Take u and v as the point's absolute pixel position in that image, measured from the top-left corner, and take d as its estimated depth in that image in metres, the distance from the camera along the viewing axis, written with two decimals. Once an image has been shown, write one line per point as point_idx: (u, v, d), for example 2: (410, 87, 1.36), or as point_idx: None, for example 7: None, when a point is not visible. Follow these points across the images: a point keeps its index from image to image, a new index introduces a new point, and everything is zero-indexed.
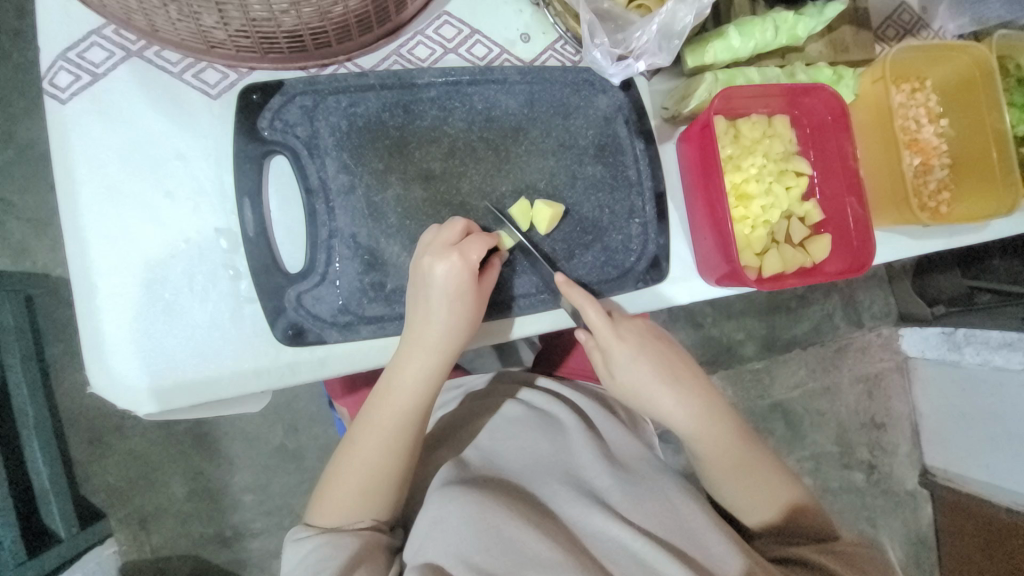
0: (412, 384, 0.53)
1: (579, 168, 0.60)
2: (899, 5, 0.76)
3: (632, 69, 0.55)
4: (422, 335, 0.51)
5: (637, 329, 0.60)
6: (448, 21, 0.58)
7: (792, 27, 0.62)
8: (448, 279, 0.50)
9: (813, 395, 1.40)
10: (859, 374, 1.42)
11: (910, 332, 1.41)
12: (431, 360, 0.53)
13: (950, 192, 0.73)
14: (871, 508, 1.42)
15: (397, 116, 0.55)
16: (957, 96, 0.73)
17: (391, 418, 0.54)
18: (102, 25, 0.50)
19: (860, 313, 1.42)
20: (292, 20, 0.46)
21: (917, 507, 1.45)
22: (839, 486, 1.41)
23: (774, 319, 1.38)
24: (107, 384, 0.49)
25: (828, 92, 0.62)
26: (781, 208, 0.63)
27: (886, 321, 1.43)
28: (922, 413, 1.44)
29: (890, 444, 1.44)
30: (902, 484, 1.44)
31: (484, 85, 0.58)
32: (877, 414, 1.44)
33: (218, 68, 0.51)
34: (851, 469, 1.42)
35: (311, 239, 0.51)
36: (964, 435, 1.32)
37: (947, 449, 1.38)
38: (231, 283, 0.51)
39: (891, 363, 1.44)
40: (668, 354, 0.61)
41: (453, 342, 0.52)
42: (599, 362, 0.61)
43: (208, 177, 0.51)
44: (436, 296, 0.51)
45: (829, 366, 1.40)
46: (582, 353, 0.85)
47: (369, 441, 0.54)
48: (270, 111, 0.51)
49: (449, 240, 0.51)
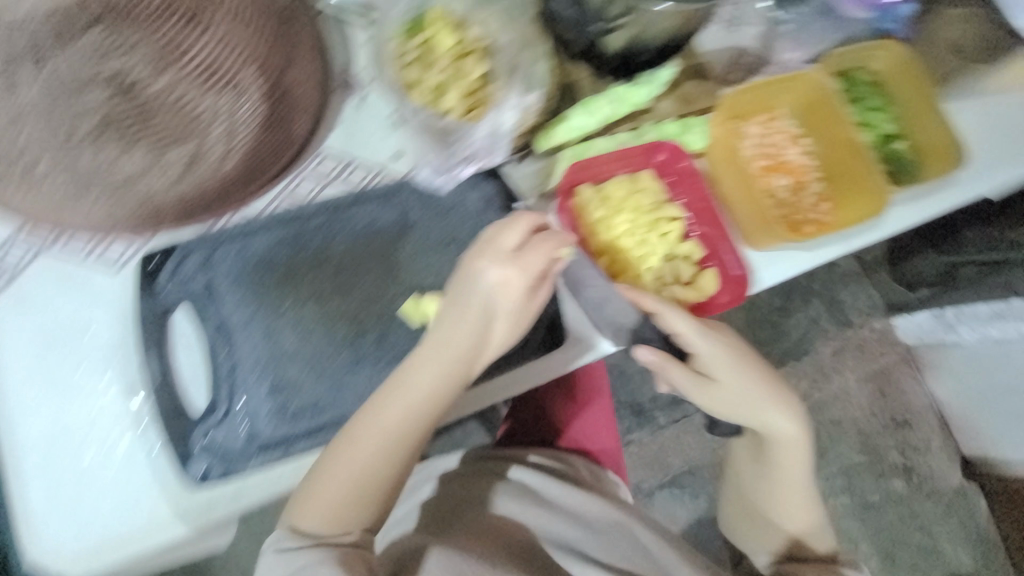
0: (433, 388, 0.55)
1: (463, 259, 0.65)
2: (738, 51, 0.84)
3: (456, 176, 0.65)
4: (450, 339, 0.56)
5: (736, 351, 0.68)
6: (326, 155, 0.66)
7: (630, 96, 0.70)
8: (499, 285, 0.55)
9: (823, 405, 1.43)
10: (865, 371, 1.45)
11: (904, 320, 1.43)
12: (451, 369, 0.56)
13: (830, 202, 0.77)
14: (920, 514, 1.44)
15: (286, 249, 0.61)
16: (811, 115, 0.78)
17: (389, 427, 0.54)
18: (14, 232, 0.57)
19: (846, 310, 1.47)
20: (184, 188, 0.57)
21: (970, 504, 1.44)
22: (880, 498, 1.44)
23: (758, 335, 1.43)
24: (38, 555, 0.52)
25: (669, 146, 0.70)
26: (659, 253, 0.68)
27: (876, 314, 1.47)
28: (942, 401, 1.44)
29: (919, 441, 1.45)
30: (946, 481, 1.45)
31: (363, 205, 0.65)
32: (895, 411, 1.46)
33: (123, 242, 0.58)
34: (886, 476, 1.44)
35: (214, 379, 0.56)
36: (983, 415, 1.31)
37: (977, 435, 1.37)
38: (142, 437, 0.54)
39: (895, 355, 1.47)
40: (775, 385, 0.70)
41: (463, 350, 0.56)
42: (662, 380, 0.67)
43: (115, 344, 0.56)
44: (487, 300, 0.55)
45: (830, 372, 1.44)
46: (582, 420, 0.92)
47: (359, 455, 0.54)
48: (167, 272, 0.58)
49: (509, 246, 0.56)
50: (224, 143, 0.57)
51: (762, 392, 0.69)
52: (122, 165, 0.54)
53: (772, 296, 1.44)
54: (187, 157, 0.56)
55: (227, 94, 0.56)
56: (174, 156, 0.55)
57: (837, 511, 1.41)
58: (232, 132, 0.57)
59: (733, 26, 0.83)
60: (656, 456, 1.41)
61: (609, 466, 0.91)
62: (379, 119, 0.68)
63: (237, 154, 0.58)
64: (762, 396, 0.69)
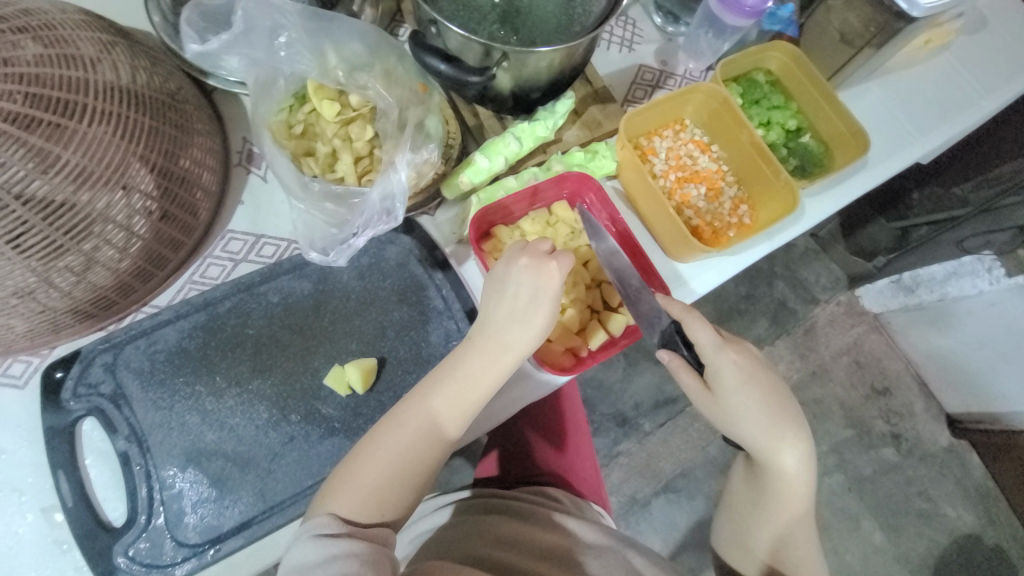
0: (484, 381, 0.56)
1: (387, 317, 0.65)
2: (637, 69, 0.86)
3: (353, 246, 0.60)
4: (517, 327, 0.57)
5: (746, 357, 0.63)
6: (233, 236, 0.66)
7: (532, 132, 0.70)
8: (559, 274, 0.57)
9: (803, 385, 1.44)
10: (839, 347, 1.47)
11: (867, 289, 1.46)
12: (509, 360, 0.56)
13: (748, 203, 0.79)
14: (916, 480, 1.43)
15: (197, 338, 0.59)
16: (715, 123, 0.80)
17: (431, 419, 0.55)
18: None
19: (810, 289, 1.48)
20: (84, 289, 0.54)
21: (963, 461, 1.45)
22: (875, 468, 1.42)
23: (730, 326, 1.43)
24: None
25: (574, 175, 0.70)
26: (583, 283, 0.68)
27: (840, 288, 1.49)
28: (918, 363, 1.46)
29: (903, 406, 1.47)
30: (935, 442, 1.46)
31: (276, 279, 0.63)
32: (875, 380, 1.47)
33: (21, 359, 0.56)
34: (876, 446, 1.43)
35: (130, 489, 0.53)
36: (960, 371, 1.35)
37: (961, 393, 1.39)
38: (66, 557, 0.52)
39: (864, 325, 1.49)
40: (780, 404, 0.64)
41: (527, 345, 0.57)
42: (690, 382, 0.64)
43: (26, 465, 0.54)
44: (527, 291, 0.57)
45: (806, 351, 1.45)
46: (575, 452, 0.91)
47: (396, 443, 0.54)
48: (71, 381, 0.55)
49: (543, 248, 0.58)
50: (121, 239, 0.54)
51: (761, 407, 0.62)
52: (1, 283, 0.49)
53: (737, 285, 1.46)
54: (81, 261, 0.52)
55: (122, 194, 0.53)
56: (67, 264, 0.52)
57: (834, 491, 1.40)
58: (130, 227, 0.54)
59: (631, 46, 0.87)
60: (647, 464, 1.39)
61: (595, 501, 0.86)
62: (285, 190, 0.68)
63: (137, 246, 0.56)
64: (765, 408, 0.62)
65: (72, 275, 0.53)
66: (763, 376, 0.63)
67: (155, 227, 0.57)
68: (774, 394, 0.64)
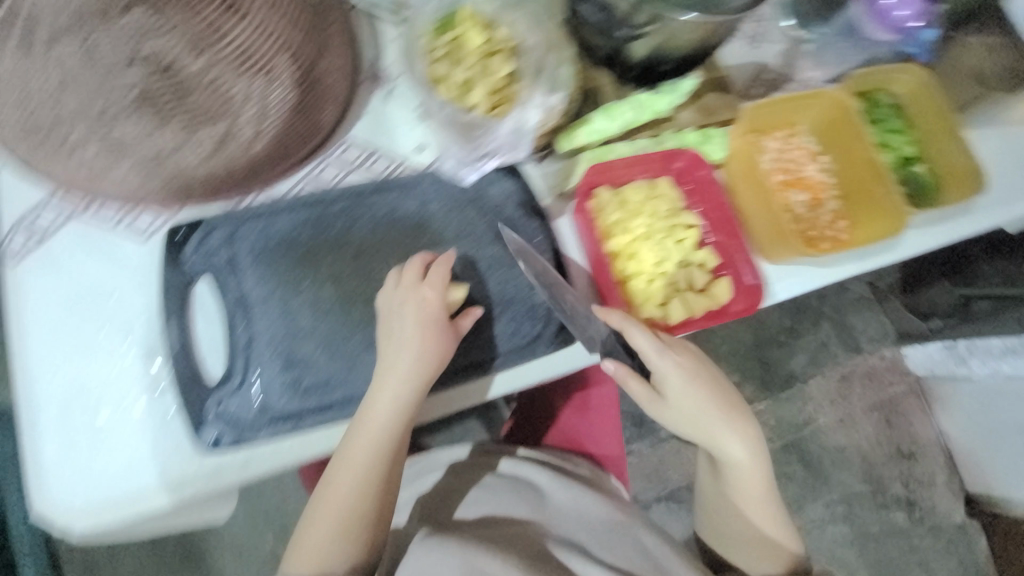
0: (385, 416, 0.58)
1: (480, 252, 0.66)
2: (762, 65, 0.85)
3: (483, 168, 0.66)
4: (393, 365, 0.58)
5: (689, 361, 0.68)
6: (350, 144, 0.68)
7: (653, 104, 0.70)
8: (419, 312, 0.59)
9: (828, 429, 1.41)
10: (873, 400, 1.42)
11: (914, 350, 1.40)
12: (405, 393, 0.58)
13: (847, 220, 0.78)
14: (919, 549, 1.40)
15: (308, 230, 0.63)
16: (831, 135, 0.79)
17: (360, 458, 0.59)
18: (47, 197, 0.59)
19: (856, 337, 1.44)
20: (211, 166, 0.56)
21: (970, 541, 1.41)
22: (881, 529, 1.40)
23: (767, 355, 1.41)
24: (45, 510, 0.54)
25: (688, 155, 0.71)
26: (674, 259, 0.68)
27: (886, 342, 1.44)
28: (949, 434, 1.41)
29: (925, 474, 1.42)
30: (949, 517, 1.42)
31: (385, 193, 0.66)
32: (901, 442, 1.42)
33: (150, 214, 0.60)
34: (889, 507, 1.41)
35: (231, 349, 0.57)
36: (992, 452, 1.28)
37: (982, 472, 1.34)
38: (158, 401, 0.56)
39: (904, 385, 1.44)
40: (724, 399, 0.71)
41: (419, 375, 0.59)
42: (641, 393, 0.68)
43: (136, 310, 0.58)
44: (394, 338, 0.59)
45: (836, 398, 1.41)
46: (600, 424, 0.91)
47: (338, 487, 0.60)
48: (192, 244, 0.59)
49: (414, 278, 0.60)
50: (253, 126, 0.56)
51: (704, 407, 0.69)
52: (149, 140, 0.53)
53: (782, 316, 1.42)
54: (218, 136, 0.55)
55: (263, 82, 0.54)
56: (202, 137, 0.54)
57: (835, 539, 1.38)
58: (259, 116, 0.56)
59: (756, 41, 0.84)
60: (655, 469, 1.39)
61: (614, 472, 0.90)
62: (404, 112, 0.70)
63: (264, 136, 0.57)
64: (708, 406, 0.70)
65: (207, 149, 0.55)
66: (707, 376, 0.70)
67: (287, 118, 0.58)
68: (717, 396, 0.70)
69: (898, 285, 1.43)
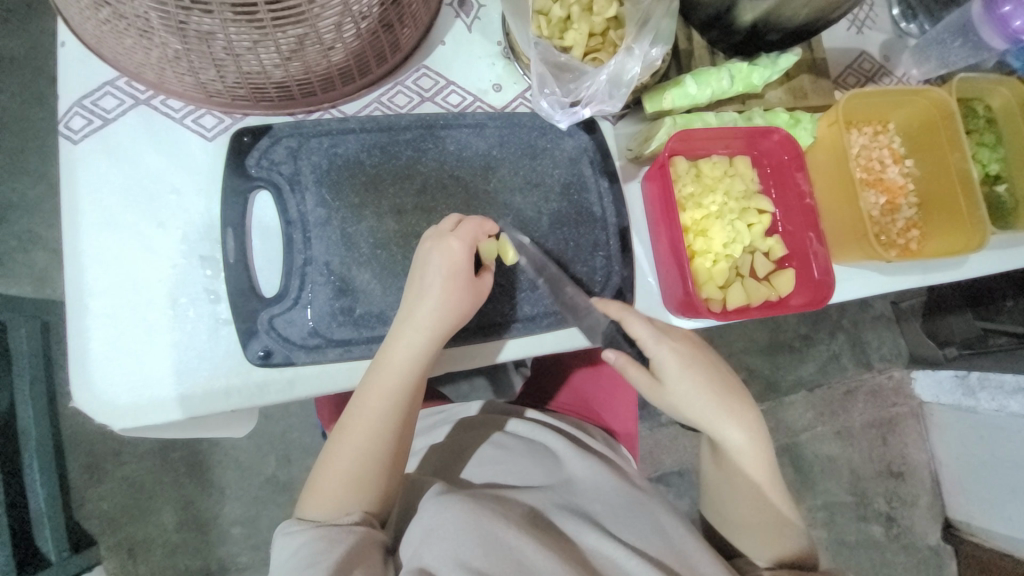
0: (407, 365, 0.55)
1: (545, 205, 0.64)
2: (859, 55, 0.80)
3: (578, 115, 0.61)
4: (414, 318, 0.55)
5: (687, 344, 0.62)
6: (426, 72, 0.64)
7: (748, 76, 0.65)
8: (443, 262, 0.55)
9: (823, 439, 1.34)
10: (872, 418, 1.36)
11: (923, 375, 1.36)
12: (427, 343, 0.55)
13: (919, 230, 0.75)
14: (890, 564, 1.33)
15: (374, 155, 0.60)
16: (920, 139, 0.75)
17: (384, 403, 0.55)
18: (116, 78, 0.57)
19: (867, 353, 1.37)
20: (281, 72, 0.52)
21: (940, 564, 1.35)
22: (857, 539, 1.33)
23: (777, 359, 1.34)
24: (86, 399, 0.53)
25: (782, 133, 0.65)
26: (743, 243, 0.65)
27: (897, 363, 1.38)
28: (940, 461, 1.36)
29: (908, 494, 1.36)
30: (923, 538, 1.36)
31: (457, 128, 0.62)
32: (892, 461, 1.36)
33: (214, 114, 0.58)
34: (868, 520, 1.34)
35: (287, 268, 0.56)
36: (983, 484, 1.25)
37: (970, 502, 1.29)
38: (211, 306, 0.55)
39: (906, 407, 1.38)
40: (723, 385, 0.63)
41: (446, 323, 0.55)
42: (642, 380, 0.62)
43: (198, 212, 0.57)
44: (427, 279, 0.55)
45: (838, 410, 1.34)
46: (615, 390, 0.86)
47: (354, 437, 0.55)
48: (257, 151, 0.57)
49: (444, 229, 0.56)
50: (333, 39, 0.51)
51: (701, 390, 0.62)
52: (214, 35, 0.46)
53: (800, 321, 1.34)
54: (293, 42, 0.48)
55: None
56: (277, 44, 0.48)
57: None
58: (341, 28, 0.50)
59: (861, 27, 0.80)
60: None
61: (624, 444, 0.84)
62: (485, 47, 0.66)
63: (342, 49, 0.53)
64: (709, 388, 0.62)
65: (280, 53, 0.49)
66: (705, 357, 0.62)
67: (369, 33, 0.53)
68: (717, 378, 0.63)
69: (919, 309, 1.34)
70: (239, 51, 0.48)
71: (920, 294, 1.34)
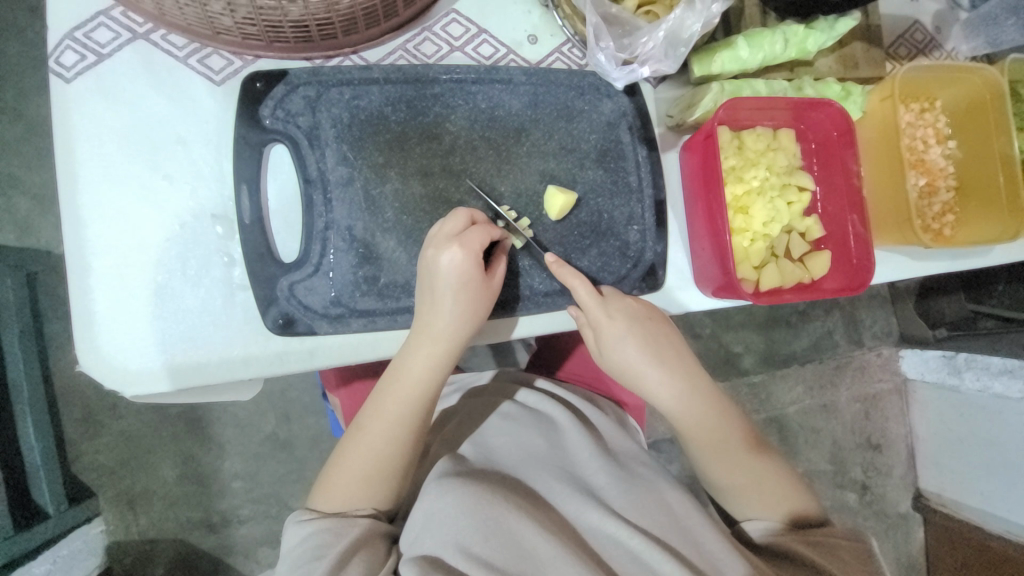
0: (418, 371, 0.54)
1: (579, 172, 0.60)
2: (912, 24, 0.75)
3: (637, 74, 0.54)
4: (429, 324, 0.53)
5: (631, 310, 0.59)
6: (456, 18, 0.58)
7: (803, 41, 0.61)
8: (454, 268, 0.51)
9: (812, 413, 1.37)
10: (858, 393, 1.39)
11: (911, 354, 1.38)
12: (439, 348, 0.54)
13: (955, 214, 0.72)
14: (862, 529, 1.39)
15: (400, 111, 0.55)
16: (966, 119, 0.72)
17: (396, 406, 0.55)
18: (110, 7, 0.51)
19: (861, 332, 1.39)
20: (299, 9, 0.46)
21: (908, 530, 1.42)
22: (833, 505, 1.38)
23: (774, 334, 1.34)
24: (94, 364, 0.50)
25: (833, 107, 0.61)
26: (782, 222, 0.62)
27: (887, 342, 1.40)
28: (918, 436, 1.41)
29: (884, 466, 1.41)
30: (895, 506, 1.42)
31: (489, 84, 0.57)
32: (873, 434, 1.41)
33: (223, 55, 0.52)
34: (844, 489, 1.39)
35: (307, 231, 0.53)
36: (959, 459, 1.30)
37: (943, 474, 1.34)
38: (225, 270, 0.52)
39: (890, 385, 1.41)
40: (662, 351, 0.61)
41: (459, 332, 0.53)
42: (592, 341, 0.61)
43: (207, 164, 0.52)
44: (441, 285, 0.52)
45: (828, 385, 1.37)
46: None
47: (368, 439, 0.55)
48: (272, 100, 0.52)
49: (454, 231, 0.52)
50: None
51: (641, 360, 0.60)
52: None
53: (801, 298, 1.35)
54: None
55: None
56: None
57: None
58: None
59: None
60: None
61: (633, 416, 0.83)
62: None
63: None
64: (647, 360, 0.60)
65: None
66: (647, 326, 0.60)
67: None
68: (658, 344, 0.61)
69: (914, 289, 1.33)
70: None
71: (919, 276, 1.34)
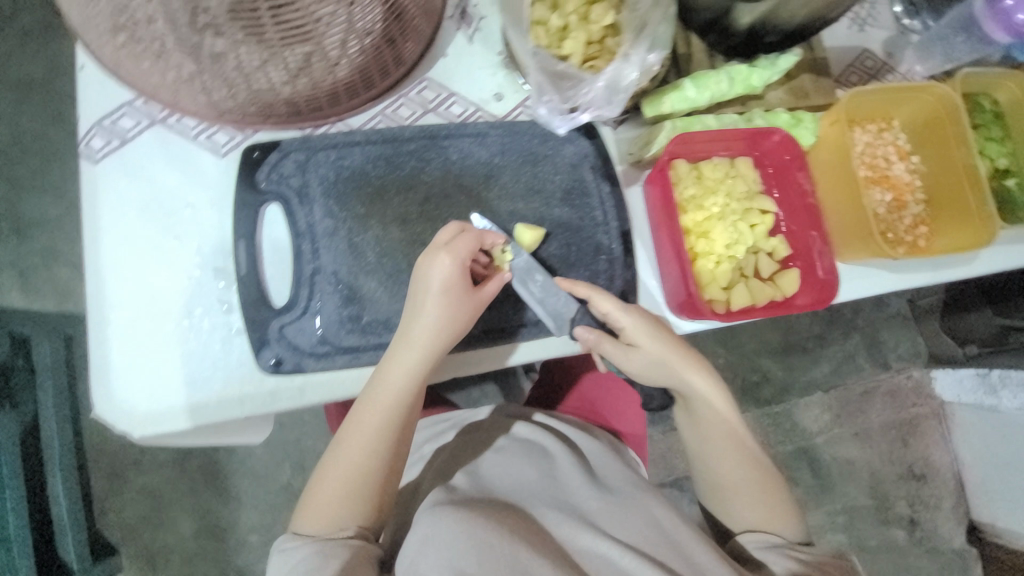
0: (401, 381, 0.56)
1: (547, 211, 0.65)
2: (862, 52, 0.79)
3: (578, 120, 0.62)
4: (413, 333, 0.56)
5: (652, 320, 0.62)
6: (428, 84, 0.66)
7: (747, 78, 0.66)
8: (440, 278, 0.55)
9: (839, 441, 1.31)
10: (890, 419, 1.33)
11: (943, 375, 1.32)
12: (419, 358, 0.56)
13: (928, 225, 0.74)
14: (914, 569, 1.29)
15: (379, 167, 0.62)
16: (926, 134, 0.75)
17: (378, 416, 0.56)
18: (133, 99, 0.60)
19: (885, 354, 1.35)
20: (290, 91, 0.53)
21: (967, 569, 1.30)
22: (879, 543, 1.29)
23: (790, 360, 1.32)
24: (108, 409, 0.55)
25: (782, 134, 0.65)
26: (746, 244, 0.65)
27: (915, 363, 1.35)
28: (964, 463, 1.32)
29: (931, 497, 1.32)
30: (948, 541, 1.31)
31: (459, 138, 0.64)
32: (913, 463, 1.33)
33: (226, 131, 0.61)
34: (890, 524, 1.30)
35: (298, 278, 0.58)
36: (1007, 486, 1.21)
37: (993, 503, 1.25)
38: (224, 317, 0.58)
39: (926, 408, 1.34)
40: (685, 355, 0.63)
41: (438, 342, 0.56)
42: (614, 352, 0.62)
43: (211, 224, 0.59)
44: (427, 294, 0.55)
45: (854, 411, 1.32)
46: (618, 389, 0.86)
47: (351, 449, 0.57)
48: (267, 166, 0.60)
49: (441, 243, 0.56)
50: (339, 55, 0.52)
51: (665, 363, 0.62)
52: (223, 57, 0.47)
53: (812, 322, 1.33)
54: (299, 61, 0.49)
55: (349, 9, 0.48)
56: (285, 62, 0.49)
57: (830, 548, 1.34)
58: (346, 44, 0.51)
59: (863, 25, 0.79)
60: None
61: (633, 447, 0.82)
62: (486, 58, 0.67)
63: (347, 65, 0.54)
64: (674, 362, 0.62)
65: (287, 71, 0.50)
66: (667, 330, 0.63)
67: (373, 49, 0.54)
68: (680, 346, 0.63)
69: (938, 307, 1.30)
70: (248, 71, 0.49)
71: (936, 292, 1.31)
